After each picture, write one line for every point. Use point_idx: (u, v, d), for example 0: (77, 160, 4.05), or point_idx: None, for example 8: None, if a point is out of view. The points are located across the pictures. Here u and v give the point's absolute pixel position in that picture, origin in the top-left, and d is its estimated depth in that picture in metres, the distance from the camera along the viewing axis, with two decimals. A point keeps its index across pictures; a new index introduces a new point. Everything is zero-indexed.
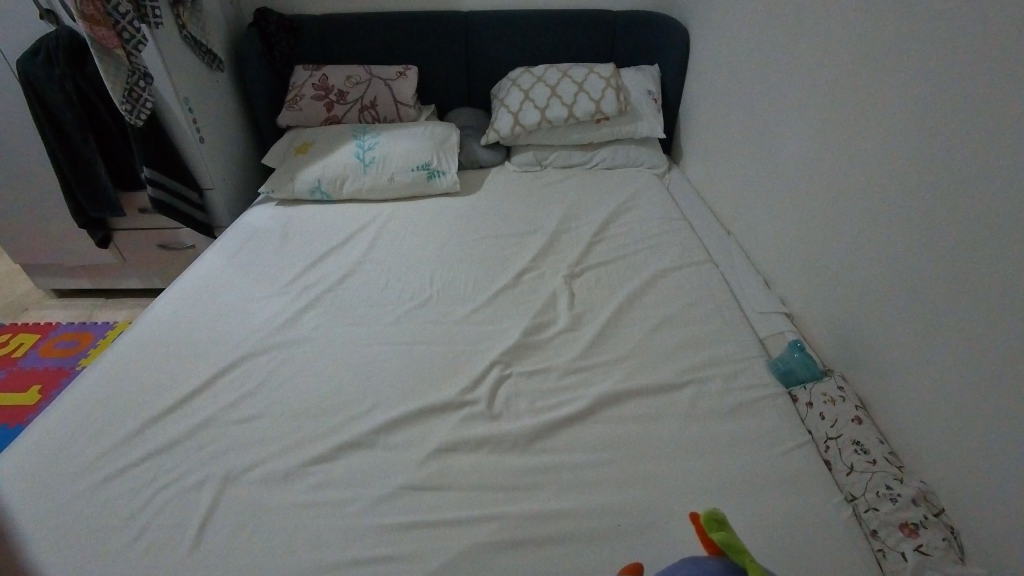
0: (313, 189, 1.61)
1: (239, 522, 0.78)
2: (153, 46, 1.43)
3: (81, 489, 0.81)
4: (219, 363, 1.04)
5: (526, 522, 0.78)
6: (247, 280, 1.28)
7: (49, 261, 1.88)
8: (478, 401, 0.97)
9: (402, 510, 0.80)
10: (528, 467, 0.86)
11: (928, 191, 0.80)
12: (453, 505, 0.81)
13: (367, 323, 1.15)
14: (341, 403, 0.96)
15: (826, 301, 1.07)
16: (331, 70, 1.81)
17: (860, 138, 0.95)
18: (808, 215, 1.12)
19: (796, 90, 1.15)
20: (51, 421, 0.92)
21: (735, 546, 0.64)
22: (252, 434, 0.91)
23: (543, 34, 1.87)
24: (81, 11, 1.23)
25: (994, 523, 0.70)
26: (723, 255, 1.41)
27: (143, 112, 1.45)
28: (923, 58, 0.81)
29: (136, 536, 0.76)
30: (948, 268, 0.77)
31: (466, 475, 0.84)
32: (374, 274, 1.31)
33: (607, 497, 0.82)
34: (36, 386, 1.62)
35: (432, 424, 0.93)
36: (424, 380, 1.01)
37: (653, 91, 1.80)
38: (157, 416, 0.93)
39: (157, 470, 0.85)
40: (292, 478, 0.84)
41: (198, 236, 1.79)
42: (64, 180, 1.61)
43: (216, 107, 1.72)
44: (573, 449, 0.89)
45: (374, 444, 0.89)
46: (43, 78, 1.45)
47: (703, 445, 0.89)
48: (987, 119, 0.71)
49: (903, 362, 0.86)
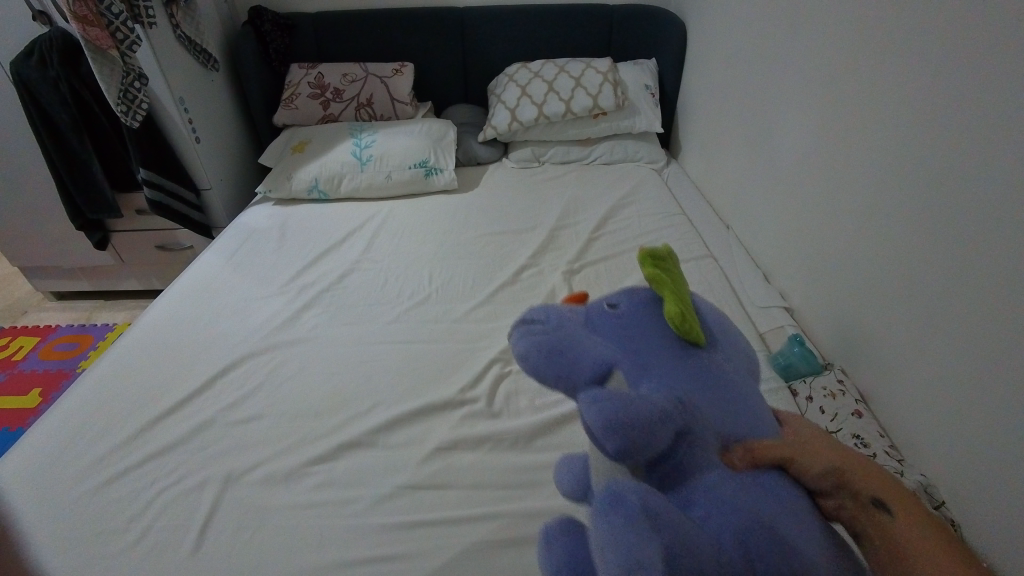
0: (311, 189, 1.60)
1: (240, 523, 0.78)
2: (147, 46, 1.42)
3: (84, 491, 0.81)
4: (217, 364, 1.03)
5: (527, 520, 0.78)
6: (246, 280, 1.28)
7: (48, 263, 1.87)
8: (477, 399, 0.96)
9: (404, 510, 0.80)
10: (528, 464, 0.86)
11: (925, 184, 0.80)
12: (454, 504, 0.80)
13: (366, 321, 1.15)
14: (341, 403, 0.96)
15: (825, 294, 1.06)
16: (327, 68, 1.80)
17: (860, 130, 0.95)
18: (807, 208, 1.12)
19: (794, 83, 1.15)
20: (52, 424, 0.92)
21: (661, 281, 0.63)
22: (252, 435, 0.91)
23: (540, 29, 1.86)
24: (74, 11, 1.22)
25: (995, 515, 0.70)
26: (722, 249, 1.40)
27: (139, 113, 1.44)
28: (920, 49, 0.80)
29: (137, 539, 0.76)
30: (947, 261, 0.77)
31: (467, 473, 0.84)
32: (373, 272, 1.30)
33: None
34: (37, 388, 1.62)
35: (432, 423, 0.93)
36: (425, 379, 1.01)
37: (651, 86, 1.79)
38: (157, 418, 0.93)
39: (158, 472, 0.85)
40: (293, 479, 0.84)
41: (195, 237, 1.79)
42: (60, 181, 1.60)
43: (212, 106, 1.71)
44: (573, 446, 0.89)
45: (374, 444, 0.89)
46: (38, 79, 1.44)
47: None
48: (984, 112, 0.70)
49: (902, 356, 0.86)
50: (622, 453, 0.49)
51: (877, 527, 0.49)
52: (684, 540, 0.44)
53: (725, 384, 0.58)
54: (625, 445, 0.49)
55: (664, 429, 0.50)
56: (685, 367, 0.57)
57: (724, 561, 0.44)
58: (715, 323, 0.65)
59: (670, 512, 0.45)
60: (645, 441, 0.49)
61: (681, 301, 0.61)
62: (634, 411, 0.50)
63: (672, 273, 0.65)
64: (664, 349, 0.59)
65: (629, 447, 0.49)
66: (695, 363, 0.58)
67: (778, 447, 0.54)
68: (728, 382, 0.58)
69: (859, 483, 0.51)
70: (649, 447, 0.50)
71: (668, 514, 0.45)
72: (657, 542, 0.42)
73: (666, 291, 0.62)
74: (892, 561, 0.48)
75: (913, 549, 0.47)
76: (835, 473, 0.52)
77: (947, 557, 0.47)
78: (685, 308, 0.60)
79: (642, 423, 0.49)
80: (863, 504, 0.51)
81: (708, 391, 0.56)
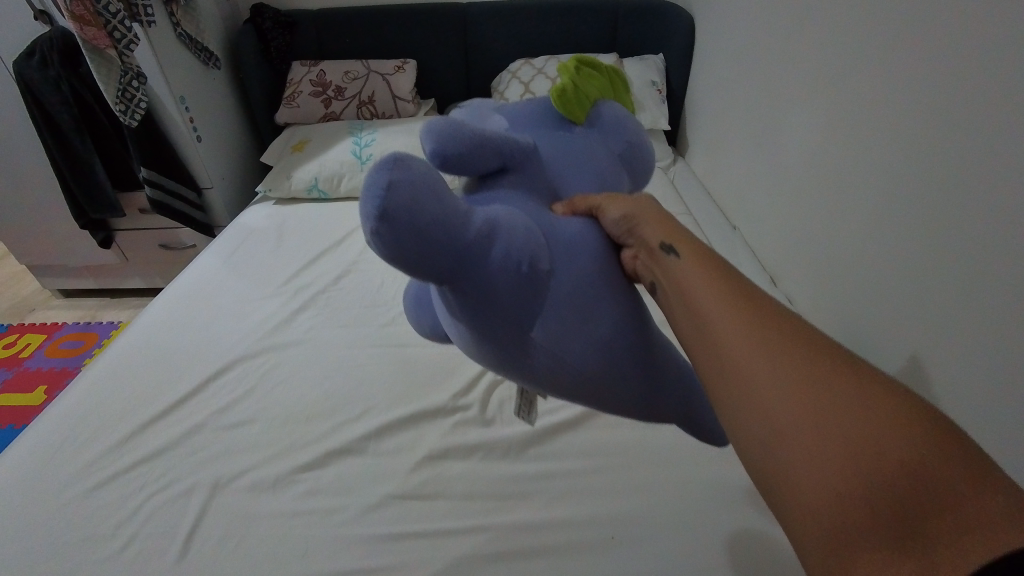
0: (310, 188, 1.58)
1: (228, 529, 0.77)
2: (146, 45, 1.41)
3: (72, 496, 0.81)
4: (210, 367, 1.02)
5: (518, 532, 0.76)
6: (242, 280, 1.27)
7: (54, 262, 1.89)
8: (470, 406, 0.94)
9: (393, 520, 0.78)
10: (519, 475, 0.83)
11: (938, 188, 0.76)
12: (443, 515, 0.78)
13: (361, 325, 1.13)
14: (332, 408, 0.95)
15: (830, 299, 1.02)
16: (330, 66, 1.78)
17: (868, 130, 0.90)
18: (813, 210, 1.07)
19: (801, 81, 1.10)
20: (44, 428, 0.91)
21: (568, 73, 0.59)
22: (242, 440, 0.90)
23: (543, 24, 1.82)
24: (70, 11, 1.24)
25: None
26: (727, 249, 1.36)
27: (138, 112, 1.44)
28: (932, 48, 0.76)
29: (123, 546, 0.75)
30: (959, 269, 0.73)
31: (456, 483, 0.82)
32: (370, 273, 1.29)
33: (600, 508, 0.79)
34: (42, 386, 1.63)
35: (421, 430, 0.91)
36: (419, 384, 0.99)
37: (658, 82, 1.75)
38: (147, 423, 0.92)
39: (146, 478, 0.84)
40: (281, 485, 0.83)
41: (198, 236, 1.79)
42: (64, 182, 1.61)
43: (214, 106, 1.71)
44: (566, 456, 0.87)
45: (364, 451, 0.88)
46: (38, 80, 1.45)
47: (700, 451, 0.86)
48: (999, 117, 0.66)
49: (912, 367, 0.82)
50: (439, 157, 0.48)
51: (661, 267, 0.47)
52: (426, 193, 0.39)
53: (578, 151, 0.55)
54: (438, 143, 0.47)
55: (487, 150, 0.48)
56: (551, 138, 0.56)
57: (472, 231, 0.42)
58: (618, 111, 0.59)
59: (431, 176, 0.40)
60: (463, 147, 0.47)
61: (571, 87, 0.57)
62: (461, 124, 0.48)
63: (590, 72, 0.61)
64: (535, 116, 0.57)
65: (441, 148, 0.47)
66: (563, 134, 0.56)
67: (597, 199, 0.52)
68: (588, 153, 0.56)
69: (649, 229, 0.49)
70: (465, 156, 0.48)
71: (423, 171, 0.40)
72: (395, 171, 0.38)
73: (565, 75, 0.59)
74: (678, 301, 0.45)
75: (693, 284, 0.44)
76: (629, 220, 0.50)
77: (725, 284, 0.43)
78: (573, 88, 0.57)
79: (466, 129, 0.48)
80: (653, 251, 0.48)
81: (561, 154, 0.55)
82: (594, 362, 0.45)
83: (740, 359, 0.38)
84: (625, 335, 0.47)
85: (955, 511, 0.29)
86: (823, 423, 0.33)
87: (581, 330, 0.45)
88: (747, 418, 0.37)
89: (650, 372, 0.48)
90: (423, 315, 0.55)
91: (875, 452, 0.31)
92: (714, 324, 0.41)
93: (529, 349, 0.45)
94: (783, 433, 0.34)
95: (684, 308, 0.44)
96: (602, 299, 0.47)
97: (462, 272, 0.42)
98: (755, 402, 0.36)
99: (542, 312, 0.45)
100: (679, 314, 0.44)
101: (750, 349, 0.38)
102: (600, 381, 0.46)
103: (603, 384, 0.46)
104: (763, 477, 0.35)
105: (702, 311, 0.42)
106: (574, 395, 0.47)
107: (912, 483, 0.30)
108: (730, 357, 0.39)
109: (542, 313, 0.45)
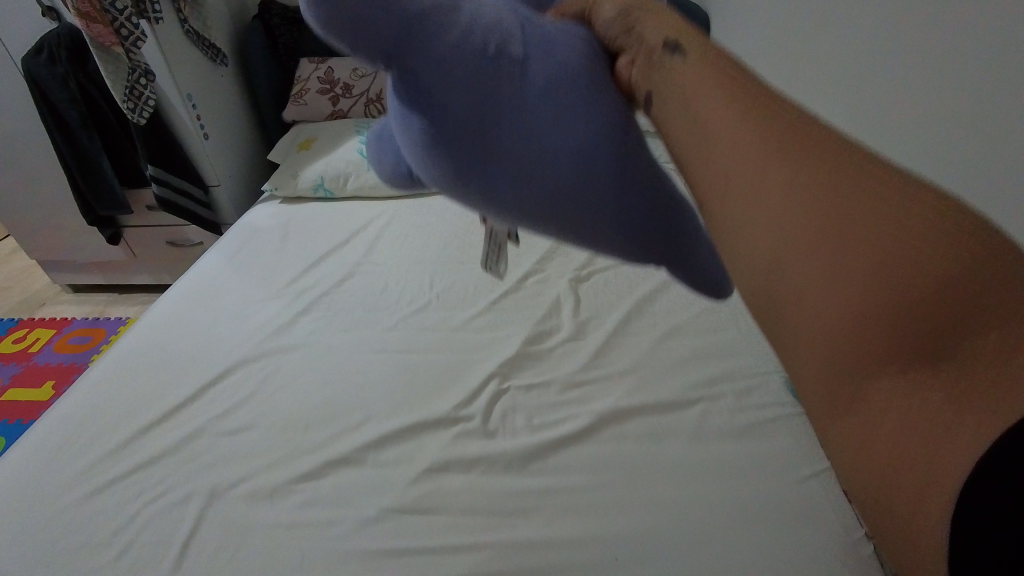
0: (316, 187, 1.56)
1: (225, 536, 0.77)
2: (153, 41, 1.41)
3: (70, 500, 0.81)
4: (210, 369, 1.02)
5: (516, 550, 0.74)
6: (246, 280, 1.26)
7: (64, 257, 1.90)
8: (472, 417, 0.92)
9: (392, 534, 0.76)
10: (521, 489, 0.81)
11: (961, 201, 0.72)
12: (443, 531, 0.77)
13: (363, 329, 1.12)
14: (332, 416, 0.93)
15: None
16: (337, 63, 1.76)
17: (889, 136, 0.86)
18: None
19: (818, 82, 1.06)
20: (46, 430, 0.92)
21: None
22: (242, 445, 0.89)
23: None
24: (77, 7, 1.24)
25: None
26: None
27: (146, 110, 1.44)
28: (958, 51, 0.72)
29: (120, 553, 0.74)
30: None
31: (456, 498, 0.80)
32: (374, 275, 1.27)
33: (604, 526, 0.77)
34: (50, 381, 1.64)
35: (422, 441, 0.89)
36: (420, 393, 0.97)
37: None
38: (147, 426, 0.91)
39: (142, 484, 0.83)
40: (279, 495, 0.82)
41: (204, 234, 1.77)
42: (73, 179, 1.62)
43: (221, 103, 1.70)
44: (569, 470, 0.84)
45: (363, 461, 0.86)
46: (46, 76, 1.45)
47: (710, 469, 0.83)
48: None
49: None
50: None
51: (662, 70, 0.37)
52: None
53: None
54: None
55: None
56: None
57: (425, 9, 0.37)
58: None
59: None
60: None
61: None
62: None
63: None
64: None
65: None
66: None
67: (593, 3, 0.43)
68: None
69: (651, 26, 0.39)
70: None
71: None
72: None
73: None
74: (676, 110, 0.35)
75: (703, 87, 0.34)
76: (626, 15, 0.41)
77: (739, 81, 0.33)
78: None
79: None
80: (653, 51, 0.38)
81: None
82: (570, 176, 0.38)
83: (755, 169, 0.29)
84: (607, 147, 0.39)
85: (1001, 360, 0.24)
86: (846, 234, 0.26)
87: (550, 135, 0.38)
88: (749, 234, 0.29)
89: (640, 204, 0.40)
90: (386, 153, 0.49)
91: (921, 273, 0.24)
92: (725, 134, 0.31)
93: (491, 160, 0.38)
94: (798, 249, 0.27)
95: (682, 114, 0.34)
96: (588, 113, 0.38)
97: (411, 46, 0.37)
98: (764, 214, 0.29)
99: (504, 113, 0.38)
100: (669, 119, 0.35)
101: (768, 155, 0.29)
102: (569, 196, 0.39)
103: (578, 205, 0.39)
104: (764, 301, 0.29)
105: (708, 113, 0.33)
106: (544, 219, 0.40)
107: (959, 318, 0.24)
108: (740, 165, 0.30)
109: (509, 119, 0.38)
